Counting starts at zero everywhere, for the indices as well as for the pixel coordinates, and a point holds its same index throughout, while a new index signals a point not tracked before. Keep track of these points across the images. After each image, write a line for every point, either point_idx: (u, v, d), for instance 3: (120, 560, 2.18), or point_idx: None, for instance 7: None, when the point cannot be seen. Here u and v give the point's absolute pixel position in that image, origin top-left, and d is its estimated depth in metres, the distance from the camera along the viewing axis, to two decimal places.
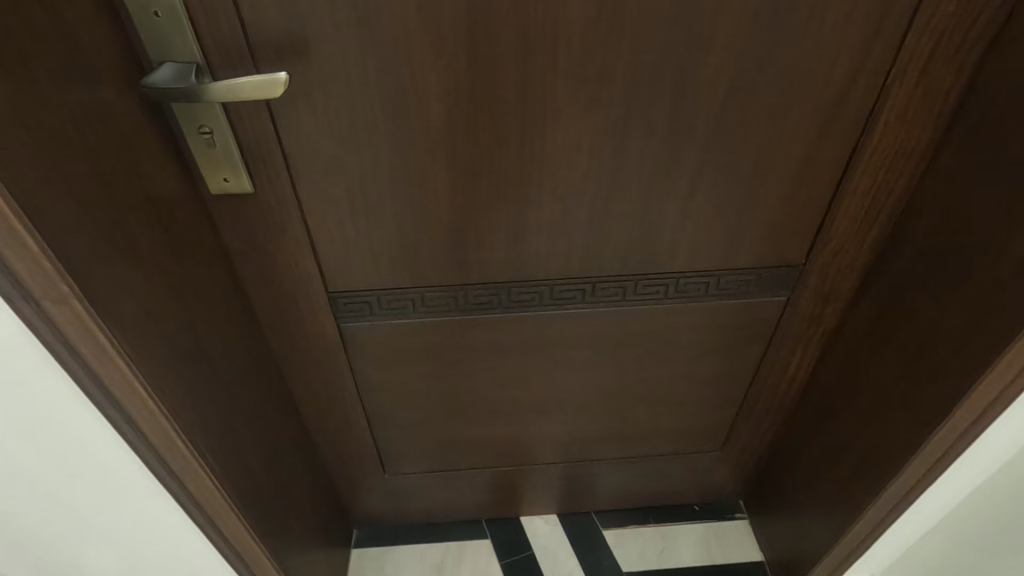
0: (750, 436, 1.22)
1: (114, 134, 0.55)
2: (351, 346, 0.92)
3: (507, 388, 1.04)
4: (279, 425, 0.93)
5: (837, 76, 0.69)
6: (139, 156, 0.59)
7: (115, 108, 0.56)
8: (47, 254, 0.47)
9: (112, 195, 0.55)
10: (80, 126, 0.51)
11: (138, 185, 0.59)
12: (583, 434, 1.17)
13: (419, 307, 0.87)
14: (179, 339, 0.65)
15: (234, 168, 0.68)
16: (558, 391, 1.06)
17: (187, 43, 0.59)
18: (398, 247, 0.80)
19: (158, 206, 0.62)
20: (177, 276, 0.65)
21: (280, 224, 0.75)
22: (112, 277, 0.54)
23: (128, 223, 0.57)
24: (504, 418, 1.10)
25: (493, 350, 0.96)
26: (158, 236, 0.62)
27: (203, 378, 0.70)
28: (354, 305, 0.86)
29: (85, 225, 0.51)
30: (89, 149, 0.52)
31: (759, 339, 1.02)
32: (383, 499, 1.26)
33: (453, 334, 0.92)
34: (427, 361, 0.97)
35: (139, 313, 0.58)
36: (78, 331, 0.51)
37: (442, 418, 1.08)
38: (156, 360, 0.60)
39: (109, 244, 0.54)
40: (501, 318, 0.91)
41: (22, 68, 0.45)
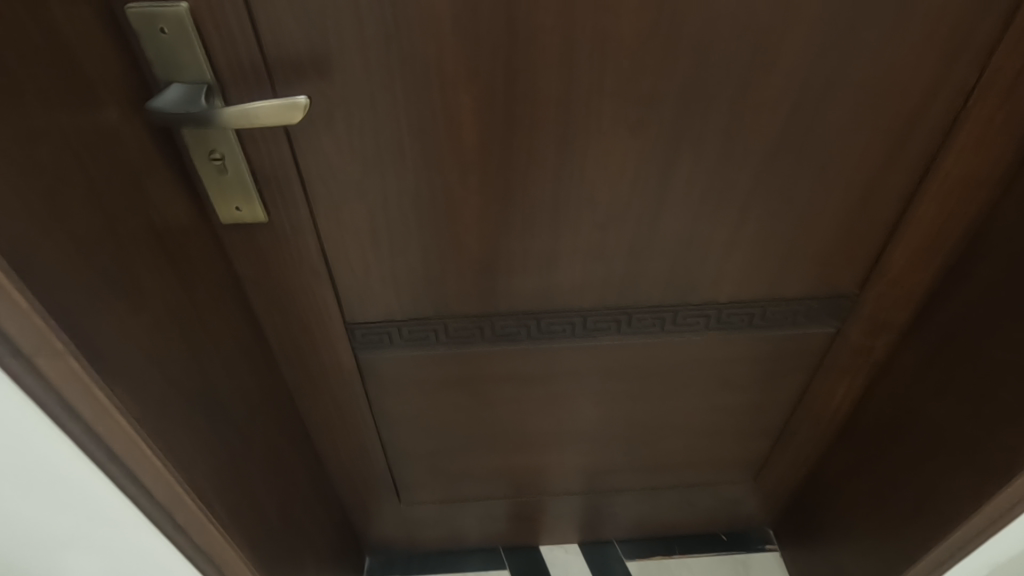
0: (786, 468, 1.15)
1: (118, 165, 0.50)
2: (369, 376, 0.86)
3: (532, 419, 0.98)
4: (292, 460, 0.87)
5: (911, 97, 0.63)
6: (142, 183, 0.53)
7: (116, 131, 0.50)
8: (40, 311, 0.41)
9: (114, 226, 0.49)
10: (80, 159, 0.46)
11: (143, 217, 0.53)
12: (610, 465, 1.11)
13: (442, 338, 0.82)
14: (187, 383, 0.60)
15: (247, 195, 0.62)
16: (586, 422, 1.00)
17: (197, 62, 0.52)
18: (422, 277, 0.74)
19: (164, 238, 0.56)
20: (185, 312, 0.59)
21: (297, 252, 0.69)
22: (112, 319, 0.49)
23: (133, 263, 0.52)
24: (527, 449, 1.04)
25: (520, 380, 0.91)
26: (165, 272, 0.56)
27: (212, 423, 0.64)
28: (373, 336, 0.80)
29: (84, 271, 0.46)
30: (86, 178, 0.46)
31: (803, 369, 0.95)
32: (398, 528, 1.20)
33: (477, 365, 0.87)
34: (450, 392, 0.91)
35: (140, 358, 0.52)
36: (70, 384, 0.45)
37: (463, 448, 1.02)
38: (158, 406, 0.55)
39: (112, 283, 0.49)
40: (530, 349, 0.85)
41: (12, 97, 0.40)
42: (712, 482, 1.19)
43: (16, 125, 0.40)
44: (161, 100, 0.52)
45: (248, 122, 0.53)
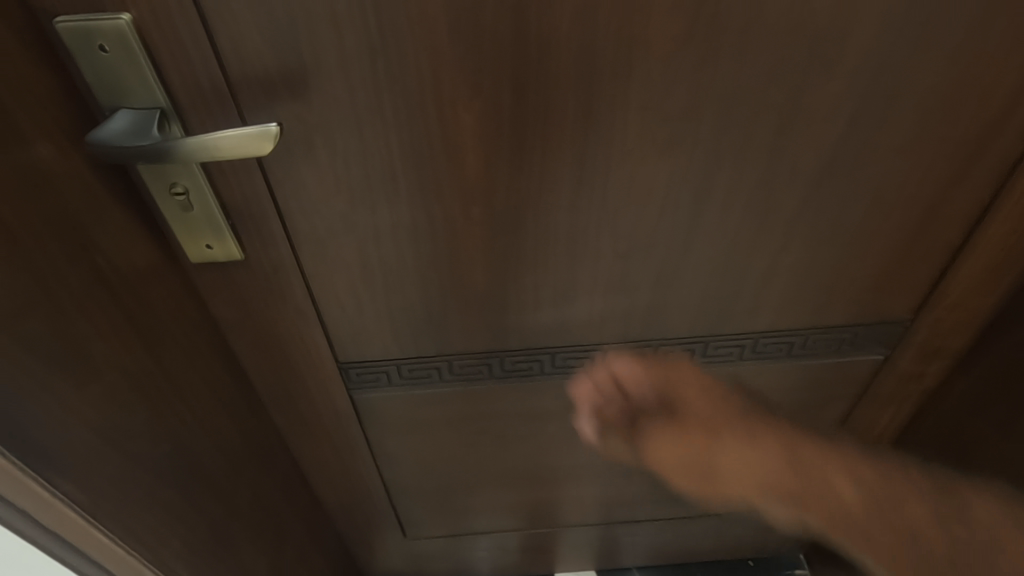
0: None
1: (58, 215, 0.42)
2: (367, 416, 0.78)
3: (547, 454, 0.90)
4: (285, 507, 0.80)
5: (991, 105, 0.53)
6: (84, 227, 0.45)
7: (42, 170, 0.41)
8: None
9: (43, 282, 0.41)
10: (5, 216, 0.38)
11: (94, 273, 0.46)
12: (631, 496, 1.04)
13: (446, 375, 0.74)
14: (155, 454, 0.53)
15: (218, 231, 0.54)
16: (604, 456, 0.92)
17: (146, 84, 0.44)
18: (422, 314, 0.66)
19: (114, 287, 0.48)
20: (142, 371, 0.51)
21: (282, 292, 0.61)
22: (45, 397, 0.42)
23: (78, 329, 0.44)
24: (541, 483, 0.97)
25: (533, 416, 0.83)
26: (114, 327, 0.48)
27: (187, 493, 0.57)
28: (370, 375, 0.72)
29: (10, 351, 0.39)
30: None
31: (844, 398, 0.87)
32: (406, 561, 1.13)
33: (485, 402, 0.79)
34: (457, 429, 0.83)
35: (89, 438, 0.45)
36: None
37: (472, 484, 0.95)
38: (116, 487, 0.48)
39: (40, 349, 0.41)
40: (544, 384, 0.77)
41: None
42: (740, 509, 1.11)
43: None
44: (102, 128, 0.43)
45: (211, 155, 0.45)
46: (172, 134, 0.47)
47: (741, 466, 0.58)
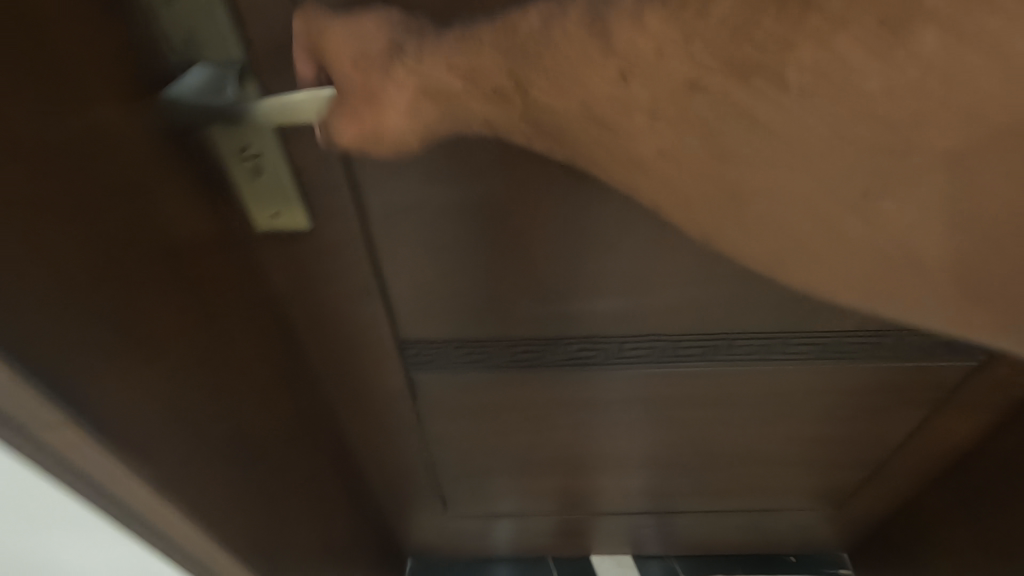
0: (870, 500, 1.03)
1: (127, 178, 0.40)
2: (421, 396, 0.76)
3: (600, 442, 0.87)
4: (333, 481, 0.79)
5: None
6: (139, 193, 0.41)
7: (100, 129, 0.37)
8: (24, 380, 0.32)
9: (104, 254, 0.38)
10: (78, 178, 0.35)
11: (162, 241, 0.43)
12: (679, 487, 1.00)
13: (506, 359, 0.70)
14: (213, 429, 0.51)
15: (288, 200, 0.50)
16: (658, 446, 0.89)
17: (221, 35, 0.40)
18: (490, 295, 0.62)
19: (168, 259, 0.44)
20: (193, 347, 0.48)
21: (347, 270, 0.58)
22: (118, 373, 0.39)
23: (147, 302, 0.42)
24: (589, 470, 0.94)
25: (591, 405, 0.79)
26: (169, 301, 0.44)
27: (243, 467, 0.55)
28: (429, 355, 0.69)
29: (87, 323, 0.36)
30: (56, 196, 0.34)
31: (922, 404, 0.81)
32: (439, 537, 1.13)
33: (543, 387, 0.76)
34: (510, 413, 0.80)
35: (160, 415, 0.43)
36: (55, 437, 0.36)
37: (515, 468, 0.93)
38: (186, 466, 0.46)
39: (107, 327, 0.38)
40: (607, 374, 0.73)
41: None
42: (789, 507, 1.07)
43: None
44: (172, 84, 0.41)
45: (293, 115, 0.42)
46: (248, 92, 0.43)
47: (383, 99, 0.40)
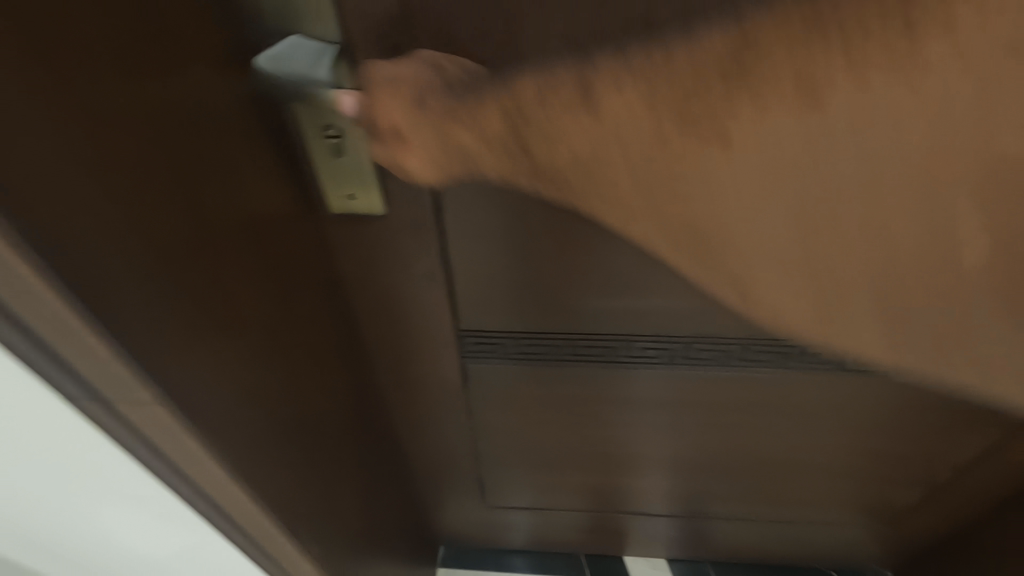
0: (915, 517, 0.99)
1: (219, 152, 0.39)
2: (473, 385, 0.75)
3: (648, 443, 0.85)
4: (379, 465, 0.79)
5: None
6: (222, 165, 0.40)
7: (190, 95, 0.36)
8: (123, 359, 0.32)
9: (192, 227, 0.37)
10: (176, 151, 0.35)
11: (245, 216, 0.43)
12: (724, 493, 0.98)
13: (563, 353, 0.69)
14: (279, 409, 0.50)
15: (364, 182, 0.49)
16: (708, 450, 0.86)
17: (319, 9, 0.38)
18: (555, 288, 0.60)
19: (245, 234, 0.43)
20: (264, 323, 0.47)
21: (417, 253, 0.56)
22: (203, 351, 0.39)
23: (230, 278, 0.41)
24: (633, 470, 0.92)
25: (643, 405, 0.77)
26: (246, 277, 0.44)
27: (304, 447, 0.55)
28: (486, 346, 0.68)
29: (179, 299, 0.36)
30: (151, 165, 0.33)
31: (999, 424, 0.77)
32: (464, 524, 1.12)
33: (597, 384, 0.74)
34: (560, 408, 0.79)
35: (236, 393, 0.43)
36: (140, 414, 0.36)
37: (555, 462, 0.91)
38: (255, 445, 0.46)
39: (194, 307, 0.37)
40: (664, 374, 0.71)
41: (100, 70, 0.29)
42: (837, 521, 1.04)
43: (44, 90, 0.26)
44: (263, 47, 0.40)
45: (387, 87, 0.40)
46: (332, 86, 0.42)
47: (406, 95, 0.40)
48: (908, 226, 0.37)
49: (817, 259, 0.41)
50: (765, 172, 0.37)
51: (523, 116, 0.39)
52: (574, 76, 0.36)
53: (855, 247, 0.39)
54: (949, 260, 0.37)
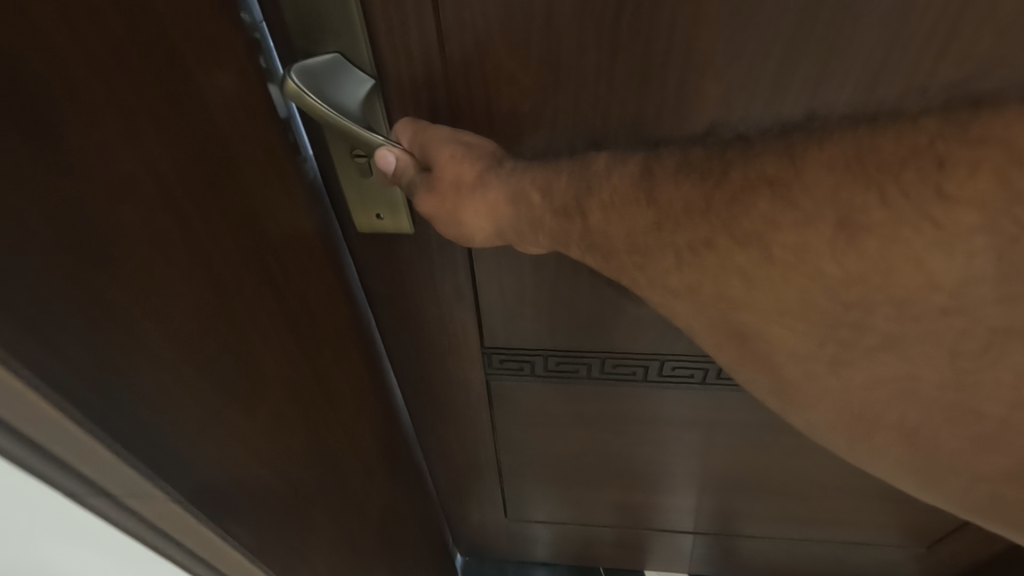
0: (965, 555, 0.87)
1: (297, 201, 0.33)
2: (497, 401, 0.67)
3: (684, 464, 0.77)
4: (405, 492, 0.70)
5: None
6: (292, 240, 0.33)
7: (267, 166, 0.29)
8: (173, 497, 0.25)
9: (252, 321, 0.30)
10: (253, 218, 0.29)
11: (316, 276, 0.37)
12: (766, 517, 0.89)
13: (594, 373, 0.60)
14: (342, 463, 0.44)
15: (392, 199, 0.41)
16: (755, 473, 0.78)
17: None
18: (603, 310, 0.52)
19: (309, 314, 0.36)
20: (323, 412, 0.40)
21: (441, 267, 0.48)
22: (270, 448, 0.33)
23: (303, 349, 0.36)
24: (667, 490, 0.84)
25: (683, 426, 0.69)
26: (309, 362, 0.37)
27: (360, 497, 0.48)
28: (512, 364, 0.60)
29: (247, 397, 0.30)
30: (215, 255, 0.26)
31: None
32: (480, 538, 1.03)
33: (630, 405, 0.65)
34: (591, 428, 0.71)
35: (298, 476, 0.37)
36: (208, 546, 0.29)
37: (579, 478, 0.83)
38: (316, 525, 0.40)
39: (262, 398, 0.31)
40: (705, 396, 0.63)
41: (159, 132, 0.22)
42: (882, 555, 0.95)
43: (80, 186, 0.19)
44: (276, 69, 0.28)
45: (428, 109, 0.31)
46: (375, 123, 0.31)
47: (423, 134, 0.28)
48: (935, 423, 0.23)
49: (879, 369, 0.22)
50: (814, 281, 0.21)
51: (610, 180, 0.23)
52: (638, 163, 0.22)
53: (854, 418, 0.24)
54: (953, 464, 0.24)
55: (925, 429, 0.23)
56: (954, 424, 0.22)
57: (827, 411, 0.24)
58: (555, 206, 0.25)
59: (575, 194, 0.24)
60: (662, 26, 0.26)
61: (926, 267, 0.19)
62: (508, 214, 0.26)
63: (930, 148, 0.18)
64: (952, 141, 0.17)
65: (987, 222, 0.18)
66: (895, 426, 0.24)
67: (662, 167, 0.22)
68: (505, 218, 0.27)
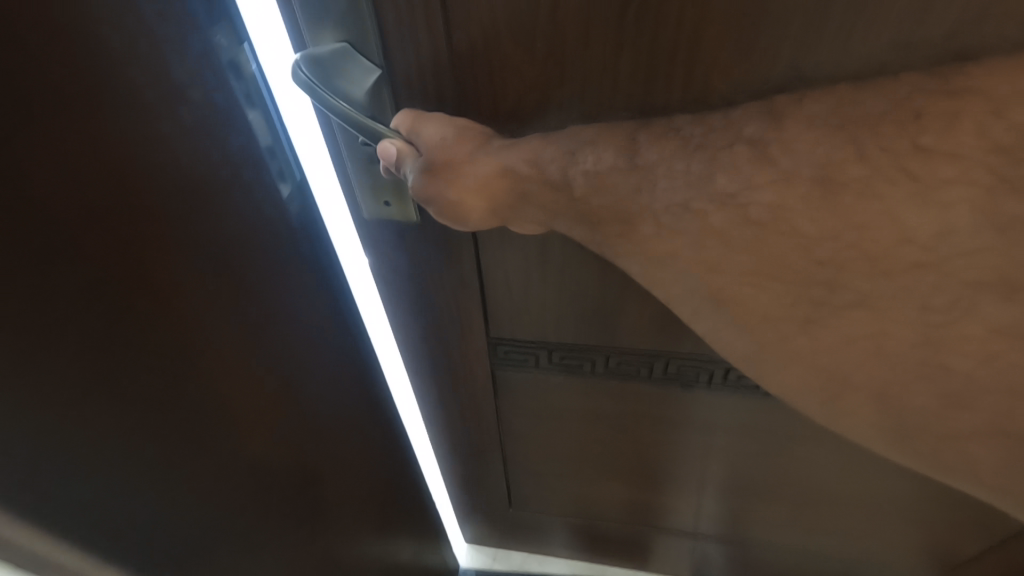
0: None
1: (284, 232, 0.32)
2: (504, 389, 0.67)
3: (693, 467, 0.75)
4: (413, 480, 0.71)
5: None
6: (272, 276, 0.32)
7: (241, 201, 0.28)
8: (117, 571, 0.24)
9: (222, 367, 0.29)
10: (221, 259, 0.28)
11: (303, 310, 0.35)
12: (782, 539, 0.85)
13: (600, 366, 0.59)
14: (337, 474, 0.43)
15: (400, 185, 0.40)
16: (769, 487, 0.74)
17: None
18: (610, 304, 0.50)
19: (296, 350, 0.35)
20: (308, 445, 0.38)
21: (438, 258, 0.47)
22: (239, 496, 0.31)
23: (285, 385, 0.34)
24: (675, 495, 0.82)
25: (693, 428, 0.67)
26: (292, 399, 0.35)
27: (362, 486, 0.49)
28: (518, 354, 0.59)
29: (211, 451, 0.29)
30: (176, 301, 0.25)
31: None
32: (490, 531, 1.04)
33: (637, 402, 0.64)
34: (599, 423, 0.70)
35: (278, 507, 0.36)
36: None
37: (580, 471, 0.82)
38: (299, 555, 0.39)
39: (230, 448, 0.30)
40: (715, 396, 0.61)
41: (102, 182, 0.21)
42: None
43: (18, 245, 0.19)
44: (276, 63, 0.30)
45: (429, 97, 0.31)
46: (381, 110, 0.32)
47: (418, 126, 0.28)
48: (904, 380, 0.21)
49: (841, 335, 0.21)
50: (787, 249, 0.20)
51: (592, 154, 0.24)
52: (626, 133, 0.24)
53: (824, 381, 0.22)
54: (933, 428, 0.21)
55: (900, 390, 0.21)
56: (923, 378, 0.20)
57: (791, 376, 0.23)
58: (543, 175, 0.26)
59: (563, 162, 0.25)
60: (668, 26, 0.26)
61: (901, 223, 0.19)
62: (500, 187, 0.27)
63: (910, 106, 0.18)
64: (933, 97, 0.18)
65: (963, 175, 0.18)
66: (864, 387, 0.21)
67: (647, 136, 0.24)
68: (499, 192, 0.27)
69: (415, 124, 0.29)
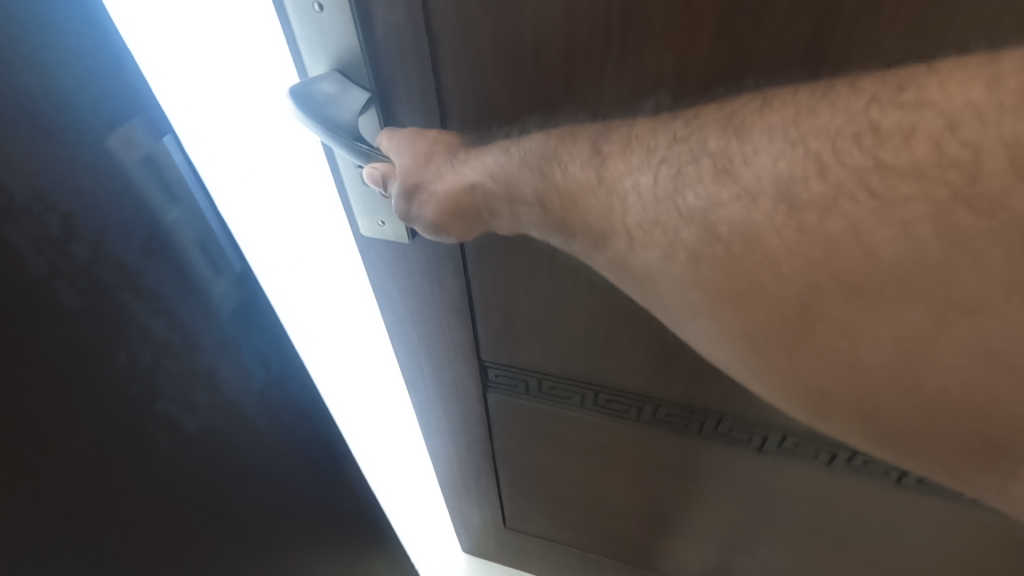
0: None
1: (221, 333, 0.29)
2: (497, 421, 0.62)
3: (700, 523, 0.67)
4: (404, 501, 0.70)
5: None
6: (214, 377, 0.29)
7: (165, 313, 0.26)
8: None
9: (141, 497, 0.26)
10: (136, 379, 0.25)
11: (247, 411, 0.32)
12: None
13: (590, 405, 0.52)
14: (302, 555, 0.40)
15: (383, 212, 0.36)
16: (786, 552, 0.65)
17: None
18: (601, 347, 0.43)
19: (241, 447, 0.32)
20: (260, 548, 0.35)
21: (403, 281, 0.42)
22: None
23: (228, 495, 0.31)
24: (681, 546, 0.75)
25: (701, 484, 0.59)
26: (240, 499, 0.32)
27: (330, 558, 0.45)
28: (509, 380, 0.53)
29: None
30: (71, 430, 0.22)
31: None
32: (496, 558, 1.01)
33: (636, 447, 0.58)
34: (595, 462, 0.64)
35: None
36: None
37: (573, 509, 0.76)
38: None
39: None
40: (722, 455, 0.53)
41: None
42: None
43: None
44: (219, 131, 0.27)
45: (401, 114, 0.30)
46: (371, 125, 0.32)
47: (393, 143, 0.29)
48: (880, 388, 0.19)
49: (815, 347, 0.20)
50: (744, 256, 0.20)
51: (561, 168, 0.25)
52: (589, 146, 0.25)
53: (803, 391, 0.21)
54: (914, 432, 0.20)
55: (876, 394, 0.19)
56: (896, 385, 0.19)
57: (765, 379, 0.22)
58: (507, 188, 0.27)
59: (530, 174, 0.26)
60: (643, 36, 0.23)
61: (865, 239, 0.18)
62: (468, 201, 0.29)
63: (868, 116, 0.18)
64: (887, 107, 0.17)
65: (922, 190, 0.17)
66: (844, 396, 0.20)
67: (611, 148, 0.24)
68: (465, 208, 0.29)
69: (397, 144, 0.29)
